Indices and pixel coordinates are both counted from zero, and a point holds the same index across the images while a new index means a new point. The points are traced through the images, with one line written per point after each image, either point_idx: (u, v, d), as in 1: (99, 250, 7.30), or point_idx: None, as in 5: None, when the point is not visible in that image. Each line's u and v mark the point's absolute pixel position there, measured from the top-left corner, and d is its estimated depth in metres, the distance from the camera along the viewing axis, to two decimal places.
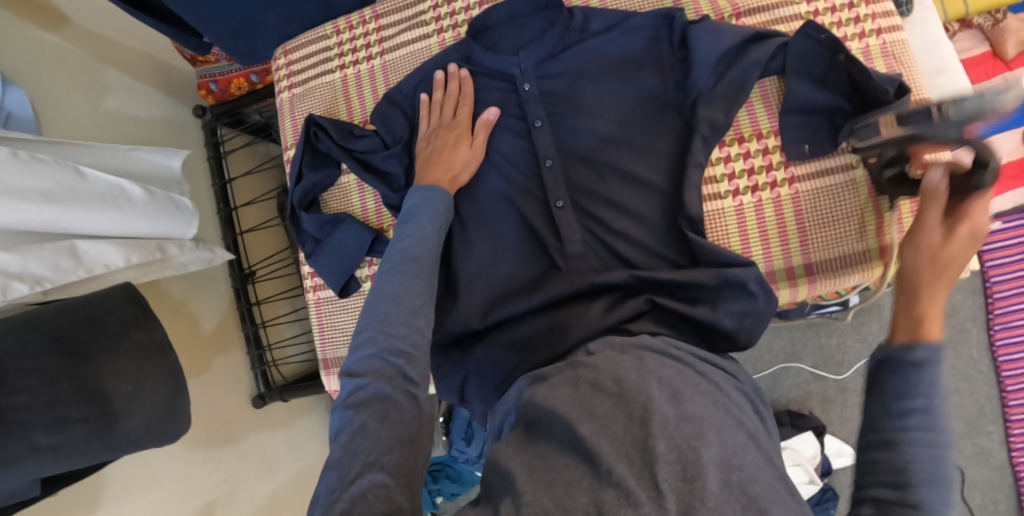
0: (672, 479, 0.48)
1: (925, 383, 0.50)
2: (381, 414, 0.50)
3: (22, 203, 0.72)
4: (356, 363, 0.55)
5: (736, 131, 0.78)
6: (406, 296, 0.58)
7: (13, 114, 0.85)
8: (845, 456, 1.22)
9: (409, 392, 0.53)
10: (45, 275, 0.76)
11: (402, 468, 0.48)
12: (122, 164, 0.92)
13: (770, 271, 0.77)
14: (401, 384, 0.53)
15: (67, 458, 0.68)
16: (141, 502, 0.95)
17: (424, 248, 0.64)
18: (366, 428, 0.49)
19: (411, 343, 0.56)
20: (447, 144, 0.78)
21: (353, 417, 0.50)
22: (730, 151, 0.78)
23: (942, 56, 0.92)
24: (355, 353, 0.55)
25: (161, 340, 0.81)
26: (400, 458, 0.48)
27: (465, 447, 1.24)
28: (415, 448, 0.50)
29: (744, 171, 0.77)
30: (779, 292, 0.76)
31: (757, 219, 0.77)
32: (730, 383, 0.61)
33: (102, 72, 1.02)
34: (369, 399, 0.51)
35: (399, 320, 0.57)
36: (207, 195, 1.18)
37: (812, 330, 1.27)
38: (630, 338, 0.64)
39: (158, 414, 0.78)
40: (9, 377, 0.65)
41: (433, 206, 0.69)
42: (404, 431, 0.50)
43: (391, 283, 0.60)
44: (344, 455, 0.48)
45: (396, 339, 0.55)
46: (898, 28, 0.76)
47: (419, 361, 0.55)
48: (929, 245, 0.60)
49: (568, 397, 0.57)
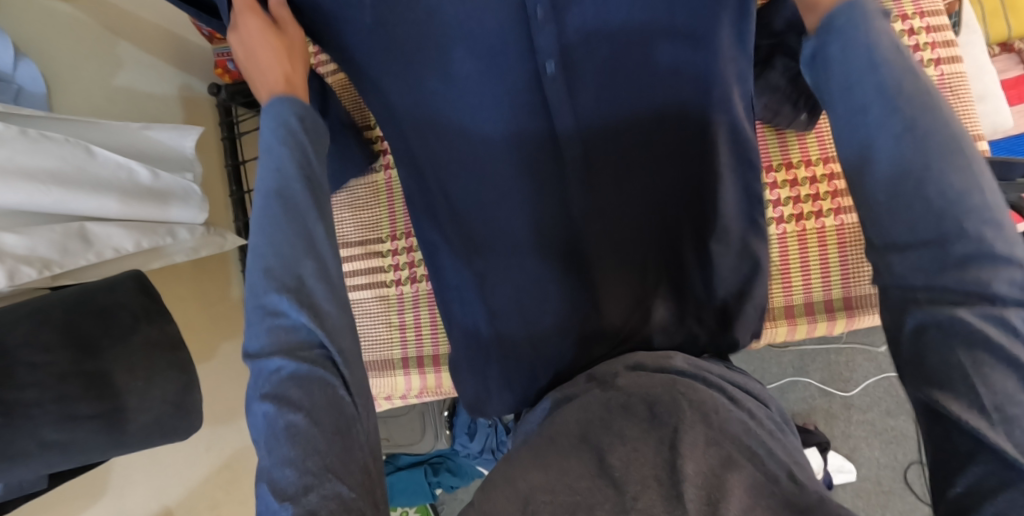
0: (696, 501, 0.46)
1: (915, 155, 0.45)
2: (305, 407, 0.46)
3: (27, 182, 0.69)
4: (257, 341, 0.49)
5: (781, 157, 0.85)
6: (290, 250, 0.50)
7: (23, 89, 0.82)
8: (845, 472, 1.23)
9: (327, 357, 0.49)
10: (53, 258, 0.72)
11: (351, 465, 0.46)
12: (134, 144, 0.88)
13: (809, 303, 0.84)
14: (317, 354, 0.49)
15: (74, 453, 0.66)
16: (143, 488, 0.93)
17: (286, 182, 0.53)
18: (294, 425, 0.46)
19: (317, 299, 0.50)
20: (257, 49, 0.61)
21: (275, 414, 0.46)
22: (776, 177, 0.85)
23: (985, 83, 0.89)
24: (256, 330, 0.49)
25: (174, 336, 0.79)
26: (344, 449, 0.46)
27: (469, 442, 1.24)
28: (351, 437, 0.47)
29: (787, 199, 0.85)
30: (817, 323, 0.83)
31: (798, 249, 0.84)
32: (760, 411, 0.60)
33: (114, 46, 0.98)
34: (286, 382, 0.47)
35: (284, 270, 0.50)
36: (219, 176, 1.16)
37: (822, 347, 1.27)
38: (663, 361, 0.64)
39: (168, 410, 0.76)
40: (16, 369, 0.62)
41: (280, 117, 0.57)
42: (337, 418, 0.47)
43: (268, 236, 0.51)
44: (278, 465, 0.45)
45: (295, 303, 0.49)
46: (957, 59, 0.78)
47: (332, 319, 0.50)
48: None
49: (598, 423, 0.56)
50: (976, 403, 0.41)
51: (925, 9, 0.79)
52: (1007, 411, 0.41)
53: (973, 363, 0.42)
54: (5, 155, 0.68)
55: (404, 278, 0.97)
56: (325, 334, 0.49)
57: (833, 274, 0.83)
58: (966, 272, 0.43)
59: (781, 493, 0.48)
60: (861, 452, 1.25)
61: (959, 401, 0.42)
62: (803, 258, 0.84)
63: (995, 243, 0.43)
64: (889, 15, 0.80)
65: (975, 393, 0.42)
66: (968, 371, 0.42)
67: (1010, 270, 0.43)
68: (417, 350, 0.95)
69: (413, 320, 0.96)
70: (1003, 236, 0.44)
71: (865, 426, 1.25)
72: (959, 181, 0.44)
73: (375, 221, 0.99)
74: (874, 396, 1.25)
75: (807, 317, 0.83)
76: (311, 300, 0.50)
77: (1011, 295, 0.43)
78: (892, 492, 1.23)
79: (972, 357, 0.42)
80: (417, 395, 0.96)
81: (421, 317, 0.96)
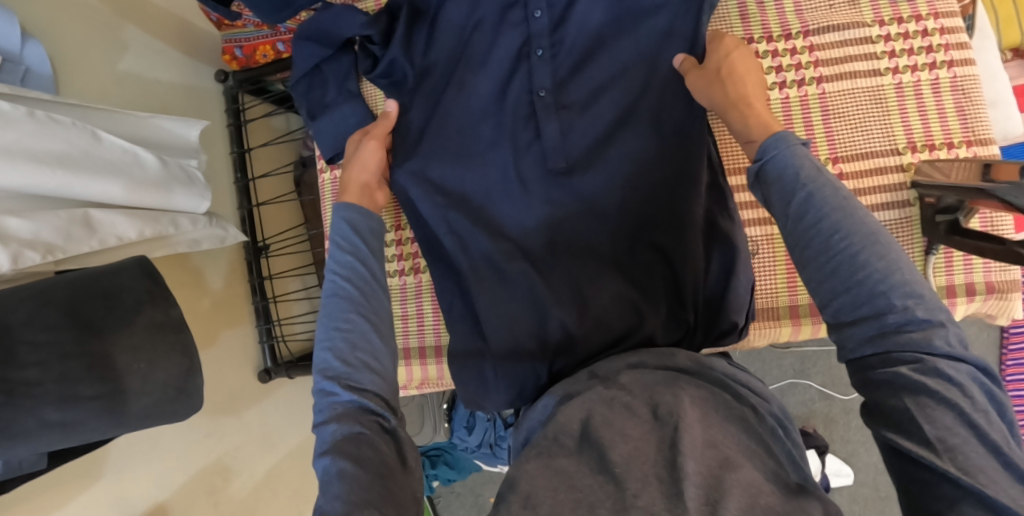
0: (696, 500, 0.45)
1: (837, 248, 0.51)
2: (355, 456, 0.55)
3: (34, 166, 0.69)
4: (318, 415, 0.59)
5: None
6: (344, 337, 0.61)
7: (31, 70, 0.82)
8: (843, 476, 1.23)
9: (376, 424, 0.58)
10: (57, 243, 0.71)
11: (389, 499, 0.53)
12: (140, 133, 0.88)
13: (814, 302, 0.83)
14: (364, 419, 0.58)
15: (76, 432, 0.65)
16: (142, 471, 0.93)
17: (346, 282, 0.65)
18: (344, 472, 0.54)
19: (367, 376, 0.60)
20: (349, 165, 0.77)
21: (330, 465, 0.54)
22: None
23: (997, 88, 0.89)
24: (316, 405, 0.60)
25: (177, 320, 0.77)
26: (383, 494, 0.53)
27: (467, 436, 1.25)
28: (393, 481, 0.55)
29: None
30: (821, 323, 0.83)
31: None
32: (762, 407, 0.59)
33: (120, 29, 0.98)
34: (341, 442, 0.56)
35: (341, 361, 0.60)
36: (225, 163, 1.16)
37: (824, 351, 1.27)
38: (666, 360, 0.64)
39: (169, 393, 0.75)
40: (17, 350, 0.62)
41: (341, 232, 0.70)
42: (379, 468, 0.55)
43: (324, 326, 0.63)
44: (326, 501, 0.53)
45: (351, 379, 0.60)
46: (970, 62, 0.78)
47: (378, 393, 0.60)
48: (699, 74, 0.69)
49: (600, 420, 0.56)
50: (921, 438, 0.45)
51: (940, 10, 0.78)
52: (948, 443, 0.44)
53: (915, 403, 0.46)
54: (12, 136, 0.68)
55: (407, 269, 0.95)
56: (375, 405, 0.59)
57: None
58: (899, 335, 0.48)
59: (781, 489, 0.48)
60: (859, 456, 1.25)
61: (908, 437, 0.46)
62: None
63: (925, 314, 0.48)
64: (903, 15, 0.79)
65: (919, 428, 0.45)
66: (912, 411, 0.46)
67: (940, 331, 0.47)
68: (417, 340, 0.95)
69: (416, 311, 0.95)
70: (928, 303, 0.48)
71: (865, 431, 1.25)
72: (883, 265, 0.49)
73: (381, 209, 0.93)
74: None
75: (812, 317, 0.83)
76: (361, 380, 0.60)
77: (946, 349, 0.47)
78: (889, 498, 1.23)
79: (915, 399, 0.46)
80: (417, 385, 0.96)
81: (425, 308, 0.95)
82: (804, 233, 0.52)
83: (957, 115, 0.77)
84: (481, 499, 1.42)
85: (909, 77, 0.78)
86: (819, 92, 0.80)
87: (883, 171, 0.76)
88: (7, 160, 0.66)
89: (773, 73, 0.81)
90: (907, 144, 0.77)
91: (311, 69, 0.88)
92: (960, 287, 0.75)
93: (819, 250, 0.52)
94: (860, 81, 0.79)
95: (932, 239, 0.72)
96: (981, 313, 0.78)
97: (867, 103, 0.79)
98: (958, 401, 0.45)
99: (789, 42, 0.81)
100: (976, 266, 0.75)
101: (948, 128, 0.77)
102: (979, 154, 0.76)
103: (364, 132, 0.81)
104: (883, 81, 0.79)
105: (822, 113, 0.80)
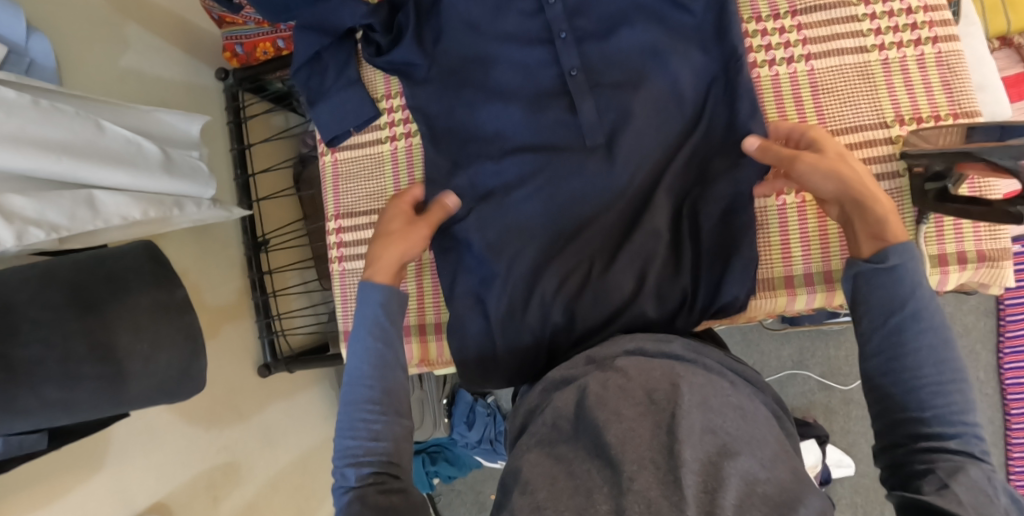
0: (695, 488, 0.45)
1: (926, 362, 0.56)
2: (362, 499, 0.59)
3: (38, 149, 0.70)
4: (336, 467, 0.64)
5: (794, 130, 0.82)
6: (354, 402, 0.66)
7: (35, 62, 0.83)
8: (845, 467, 1.23)
9: (382, 475, 0.62)
10: (62, 223, 0.72)
11: None
12: (145, 123, 0.90)
13: (807, 274, 0.84)
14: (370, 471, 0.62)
15: (76, 410, 0.65)
16: (141, 461, 0.93)
17: (364, 367, 0.67)
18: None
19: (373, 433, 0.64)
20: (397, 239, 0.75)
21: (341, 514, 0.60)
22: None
23: (984, 71, 0.90)
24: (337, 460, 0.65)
25: (182, 301, 0.77)
26: None
27: (467, 431, 1.27)
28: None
29: None
30: (814, 293, 0.83)
31: (798, 223, 0.84)
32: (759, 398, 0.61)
33: (122, 28, 1.00)
34: (351, 493, 0.61)
35: (351, 422, 0.65)
36: (224, 158, 1.17)
37: (822, 341, 1.27)
38: (663, 346, 0.64)
39: (173, 375, 0.74)
40: (21, 326, 0.62)
41: (368, 306, 0.70)
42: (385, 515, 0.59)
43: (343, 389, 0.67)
44: None
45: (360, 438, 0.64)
46: (954, 37, 0.79)
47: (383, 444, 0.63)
48: (820, 159, 0.65)
49: (595, 399, 0.56)
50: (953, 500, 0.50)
51: None
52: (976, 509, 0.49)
53: (952, 478, 0.51)
54: (18, 121, 0.69)
55: None
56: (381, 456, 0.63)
57: (835, 246, 0.83)
58: (954, 450, 0.53)
59: (777, 478, 0.48)
60: (860, 446, 1.25)
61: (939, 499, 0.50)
62: (804, 230, 0.84)
63: (978, 447, 0.54)
64: None
65: (955, 494, 0.50)
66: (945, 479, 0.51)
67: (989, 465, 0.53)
68: (417, 318, 0.95)
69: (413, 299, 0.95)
70: (983, 443, 0.55)
71: (865, 421, 1.25)
72: (960, 395, 0.55)
73: (381, 191, 0.94)
74: None
75: (805, 286, 0.83)
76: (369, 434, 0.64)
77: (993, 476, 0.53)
78: None
79: (949, 475, 0.51)
80: (427, 364, 0.96)
81: (424, 285, 0.95)
82: (903, 343, 0.57)
83: (943, 88, 0.78)
84: (482, 496, 1.41)
85: (895, 53, 0.80)
86: (808, 69, 0.81)
87: (873, 143, 0.78)
88: (12, 144, 0.67)
89: (763, 51, 0.83)
90: (894, 117, 0.78)
91: (311, 57, 0.89)
92: (951, 255, 0.76)
93: (912, 359, 0.56)
94: (847, 58, 0.81)
95: (922, 209, 0.72)
96: (973, 282, 0.79)
97: (854, 79, 0.80)
98: (991, 498, 0.50)
99: (777, 22, 0.83)
100: (966, 233, 0.75)
101: (934, 101, 0.78)
102: (962, 116, 0.77)
103: (406, 208, 0.80)
104: (869, 58, 0.80)
105: (811, 89, 0.81)
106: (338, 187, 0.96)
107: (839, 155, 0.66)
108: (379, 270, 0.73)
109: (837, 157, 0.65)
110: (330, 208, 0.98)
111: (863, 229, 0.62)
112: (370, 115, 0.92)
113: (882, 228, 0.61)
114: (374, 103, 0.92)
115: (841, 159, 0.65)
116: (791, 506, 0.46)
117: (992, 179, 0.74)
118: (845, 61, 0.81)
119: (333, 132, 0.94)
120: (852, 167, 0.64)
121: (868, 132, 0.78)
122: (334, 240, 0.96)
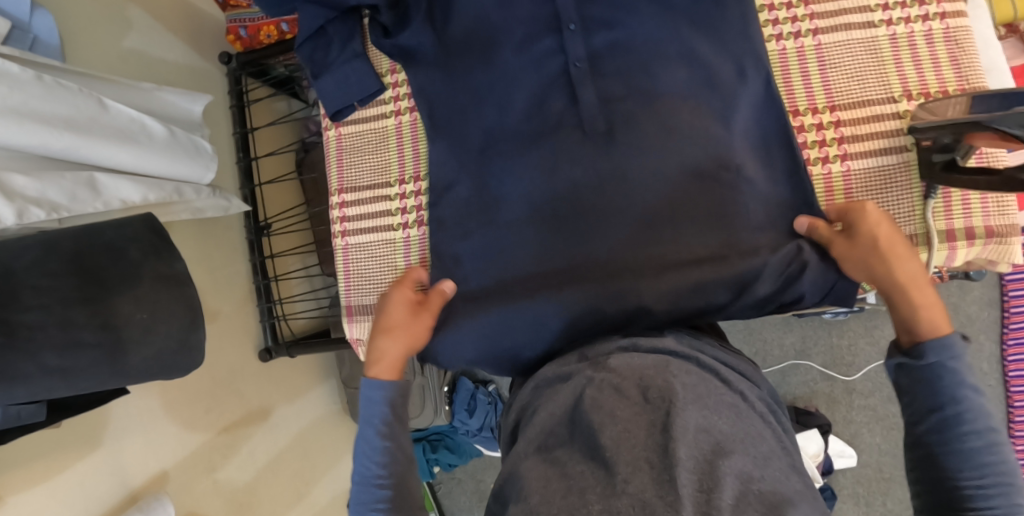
0: (691, 487, 0.44)
1: (967, 456, 0.57)
2: None
3: (41, 126, 0.69)
4: None
5: (810, 102, 0.81)
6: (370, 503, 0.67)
7: (39, 38, 0.83)
8: (846, 458, 1.21)
9: None
10: (62, 203, 0.72)
11: None
12: (148, 104, 0.90)
13: None
14: None
15: (76, 380, 0.65)
16: (140, 440, 0.93)
17: (375, 466, 0.68)
18: None
19: None
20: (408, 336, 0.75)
21: None
22: (803, 121, 0.80)
23: (990, 55, 0.90)
24: None
25: (181, 273, 0.76)
26: None
27: (468, 418, 1.27)
28: None
29: (815, 141, 0.80)
30: None
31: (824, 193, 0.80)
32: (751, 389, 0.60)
33: (125, 9, 0.99)
34: None
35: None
36: (227, 140, 1.17)
37: (825, 330, 1.26)
38: (657, 342, 0.63)
39: (171, 346, 0.73)
40: (20, 293, 0.62)
41: (371, 409, 0.71)
42: None
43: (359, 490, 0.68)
44: None
45: None
46: (962, 13, 0.79)
47: None
48: (851, 249, 0.67)
49: (590, 402, 0.54)
50: None
51: None
52: None
53: None
54: (20, 97, 0.68)
55: (411, 221, 0.91)
56: None
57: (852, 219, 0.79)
58: None
59: (770, 476, 0.48)
60: (862, 437, 1.25)
61: None
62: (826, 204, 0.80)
63: None
64: None
65: None
66: None
67: None
68: None
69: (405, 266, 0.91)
70: None
71: (867, 412, 1.24)
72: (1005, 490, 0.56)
73: (385, 164, 0.95)
74: (877, 382, 1.24)
75: None
76: None
77: None
78: (892, 479, 1.22)
79: None
80: None
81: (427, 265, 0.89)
82: (947, 438, 0.58)
83: (950, 63, 0.78)
84: (482, 485, 1.41)
85: (903, 28, 0.79)
86: (815, 44, 0.81)
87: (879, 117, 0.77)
88: (14, 119, 0.67)
89: (769, 25, 0.83)
90: (902, 91, 0.78)
91: (315, 31, 0.90)
92: (959, 231, 0.75)
93: (953, 448, 0.58)
94: (855, 32, 0.80)
95: (930, 182, 0.72)
96: (981, 259, 0.78)
97: (862, 54, 0.80)
98: None
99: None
100: (974, 209, 0.75)
101: (942, 76, 0.78)
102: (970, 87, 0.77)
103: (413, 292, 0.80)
104: (877, 33, 0.80)
105: (818, 63, 0.81)
106: (341, 161, 0.97)
107: (884, 238, 0.65)
108: (383, 366, 0.73)
109: (881, 244, 0.65)
110: (333, 183, 0.98)
111: (904, 311, 0.62)
112: (374, 88, 0.92)
113: (924, 312, 0.61)
114: (379, 76, 0.92)
115: (879, 246, 0.65)
116: (783, 508, 0.44)
117: (998, 149, 0.74)
118: (852, 36, 0.80)
119: (338, 104, 0.94)
120: (890, 251, 0.64)
121: (874, 106, 0.79)
122: (337, 214, 0.97)
